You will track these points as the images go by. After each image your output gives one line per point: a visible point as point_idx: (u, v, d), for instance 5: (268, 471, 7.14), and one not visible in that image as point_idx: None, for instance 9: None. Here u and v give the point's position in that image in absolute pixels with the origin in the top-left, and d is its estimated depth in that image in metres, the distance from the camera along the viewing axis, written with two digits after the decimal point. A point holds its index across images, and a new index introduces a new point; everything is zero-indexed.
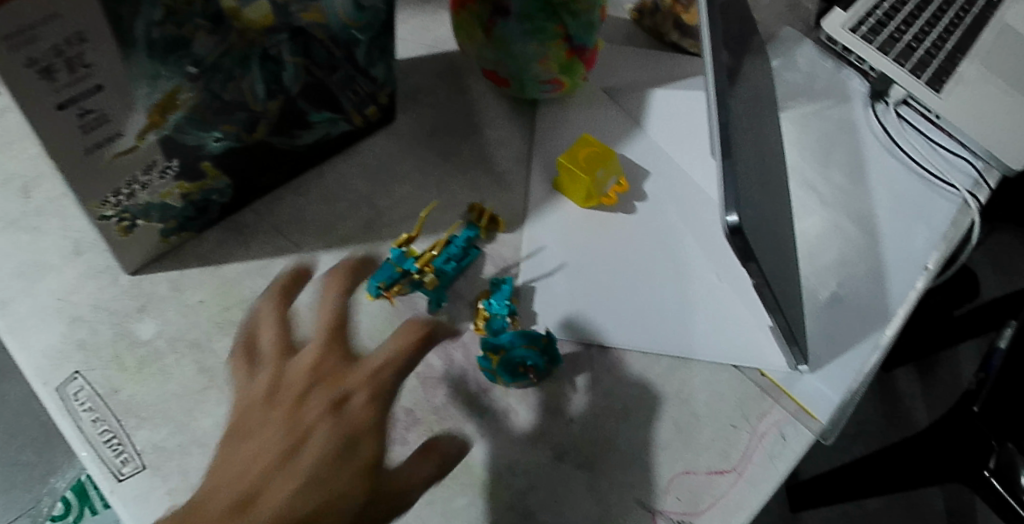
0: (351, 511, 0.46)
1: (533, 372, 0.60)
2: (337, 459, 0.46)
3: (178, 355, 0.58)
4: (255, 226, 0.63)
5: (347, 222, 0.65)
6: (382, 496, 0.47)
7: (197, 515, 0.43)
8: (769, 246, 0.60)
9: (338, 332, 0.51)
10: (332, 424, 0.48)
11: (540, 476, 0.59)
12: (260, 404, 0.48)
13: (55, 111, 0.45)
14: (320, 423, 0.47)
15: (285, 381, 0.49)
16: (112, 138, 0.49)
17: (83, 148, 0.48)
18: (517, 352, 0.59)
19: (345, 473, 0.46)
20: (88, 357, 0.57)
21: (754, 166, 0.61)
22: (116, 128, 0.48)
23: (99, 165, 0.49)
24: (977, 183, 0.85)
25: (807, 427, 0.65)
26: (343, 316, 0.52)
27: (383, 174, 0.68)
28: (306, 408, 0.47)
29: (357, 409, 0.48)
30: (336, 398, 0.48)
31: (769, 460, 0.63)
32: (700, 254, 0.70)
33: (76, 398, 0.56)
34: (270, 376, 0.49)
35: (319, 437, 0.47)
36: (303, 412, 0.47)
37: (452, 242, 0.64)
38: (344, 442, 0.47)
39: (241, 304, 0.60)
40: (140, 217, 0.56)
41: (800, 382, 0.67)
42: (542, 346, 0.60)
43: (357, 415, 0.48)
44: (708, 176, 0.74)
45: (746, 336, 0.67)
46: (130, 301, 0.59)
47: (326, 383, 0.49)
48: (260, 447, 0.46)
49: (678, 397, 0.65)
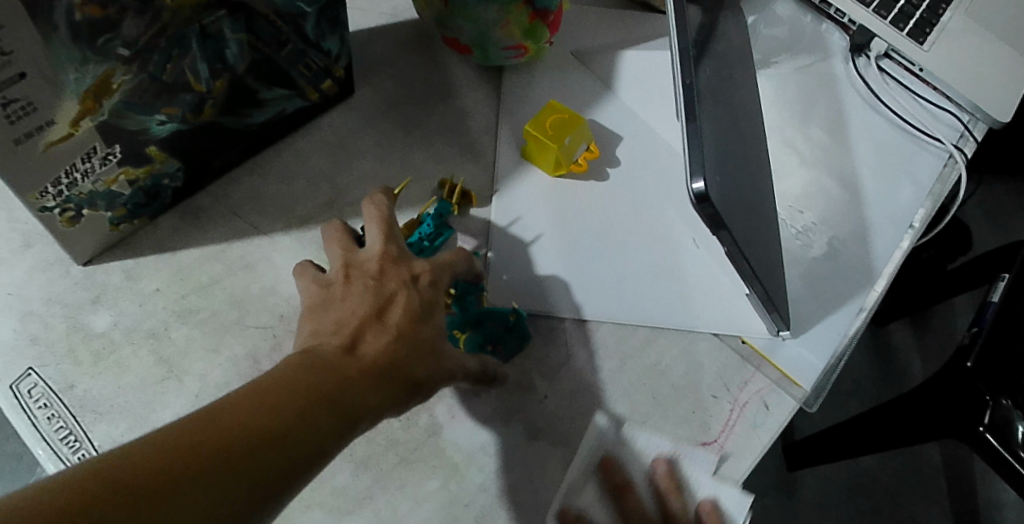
0: (418, 365, 0.49)
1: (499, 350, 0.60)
2: (416, 317, 0.50)
3: (134, 347, 0.56)
4: (211, 210, 0.61)
5: (307, 201, 0.63)
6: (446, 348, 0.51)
7: (265, 410, 0.42)
8: (742, 210, 0.58)
9: (394, 231, 0.54)
10: (414, 293, 0.51)
11: (514, 456, 0.58)
12: (332, 291, 0.52)
13: None
14: (426, 292, 0.52)
15: (358, 269, 0.52)
16: (44, 126, 0.47)
17: (13, 139, 0.46)
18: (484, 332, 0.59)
19: (417, 324, 0.50)
20: (41, 352, 0.55)
21: (725, 128, 0.59)
22: (47, 116, 0.47)
23: (33, 155, 0.48)
24: (963, 136, 0.83)
25: (790, 394, 0.64)
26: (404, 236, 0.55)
27: (344, 151, 0.65)
28: (388, 283, 0.51)
29: (424, 285, 0.52)
30: (412, 275, 0.52)
31: (751, 429, 0.62)
32: (677, 221, 0.68)
33: (29, 395, 0.54)
34: (342, 272, 0.52)
35: (373, 345, 0.48)
36: (400, 282, 0.51)
37: (422, 220, 0.62)
38: (419, 306, 0.51)
39: (199, 292, 0.58)
40: (85, 206, 0.54)
41: (782, 349, 0.65)
42: (511, 325, 0.60)
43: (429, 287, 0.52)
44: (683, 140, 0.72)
45: (724, 303, 0.66)
46: (82, 292, 0.57)
47: (394, 266, 0.52)
48: (350, 316, 0.49)
49: (657, 369, 0.63)
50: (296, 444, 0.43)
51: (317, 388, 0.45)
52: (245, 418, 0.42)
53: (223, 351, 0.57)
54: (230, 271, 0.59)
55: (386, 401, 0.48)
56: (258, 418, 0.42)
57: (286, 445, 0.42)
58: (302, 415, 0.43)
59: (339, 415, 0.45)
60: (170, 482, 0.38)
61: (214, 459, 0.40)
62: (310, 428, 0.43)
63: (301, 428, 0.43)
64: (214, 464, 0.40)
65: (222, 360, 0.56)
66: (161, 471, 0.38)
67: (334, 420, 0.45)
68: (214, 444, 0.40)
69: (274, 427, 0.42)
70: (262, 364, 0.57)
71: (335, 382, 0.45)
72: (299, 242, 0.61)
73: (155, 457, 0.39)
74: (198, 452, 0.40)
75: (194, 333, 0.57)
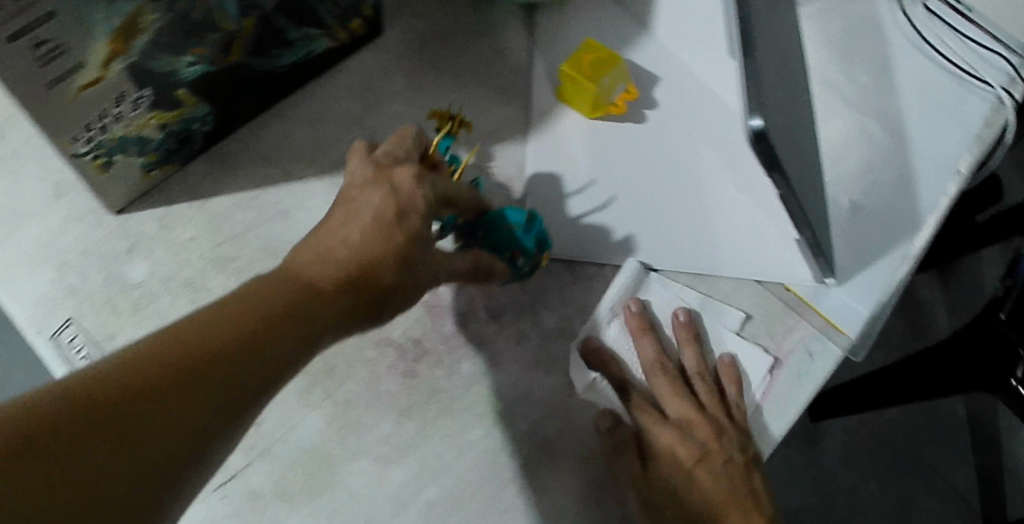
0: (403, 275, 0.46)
1: (527, 260, 0.57)
2: (393, 222, 0.46)
3: (172, 296, 0.55)
4: (242, 156, 0.60)
5: (339, 146, 0.61)
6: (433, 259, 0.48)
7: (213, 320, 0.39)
8: (794, 152, 0.56)
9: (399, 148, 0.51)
10: (393, 197, 0.47)
11: (557, 405, 0.57)
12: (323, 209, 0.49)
13: (6, 43, 0.42)
14: (414, 195, 0.47)
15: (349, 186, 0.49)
16: (75, 68, 0.45)
17: (44, 82, 0.45)
18: (498, 240, 0.55)
19: (405, 235, 0.46)
20: (81, 302, 0.55)
21: (776, 65, 0.56)
22: (78, 58, 0.45)
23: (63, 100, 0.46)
24: (1013, 79, 0.78)
25: (836, 343, 0.61)
26: (416, 137, 0.52)
27: (375, 94, 0.64)
28: (373, 194, 0.47)
29: (407, 191, 0.47)
30: (394, 183, 0.48)
31: (796, 378, 0.60)
32: (717, 164, 0.66)
33: (71, 346, 0.54)
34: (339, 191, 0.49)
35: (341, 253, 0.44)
36: (385, 190, 0.47)
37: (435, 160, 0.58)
38: (397, 209, 0.46)
39: (233, 239, 0.57)
40: (117, 152, 0.52)
41: (827, 296, 0.63)
42: (524, 225, 0.55)
43: (420, 190, 0.48)
44: (724, 80, 0.68)
45: (767, 249, 0.64)
46: (117, 242, 0.56)
47: (381, 173, 0.49)
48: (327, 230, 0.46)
49: (699, 316, 0.62)
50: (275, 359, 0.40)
51: (297, 301, 0.42)
52: (219, 331, 0.39)
53: None
54: (263, 217, 0.58)
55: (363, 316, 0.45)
56: (231, 330, 0.39)
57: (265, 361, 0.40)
58: (282, 327, 0.41)
59: (319, 329, 0.42)
60: (141, 403, 0.35)
61: (185, 377, 0.37)
62: (290, 343, 0.41)
63: (282, 345, 0.40)
64: (188, 377, 0.37)
65: None
66: (133, 388, 0.35)
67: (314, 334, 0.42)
68: (187, 360, 0.37)
69: (250, 341, 0.39)
70: None
71: (316, 299, 0.42)
72: (332, 188, 0.60)
73: (124, 379, 0.36)
74: (167, 369, 0.37)
75: (231, 282, 0.56)
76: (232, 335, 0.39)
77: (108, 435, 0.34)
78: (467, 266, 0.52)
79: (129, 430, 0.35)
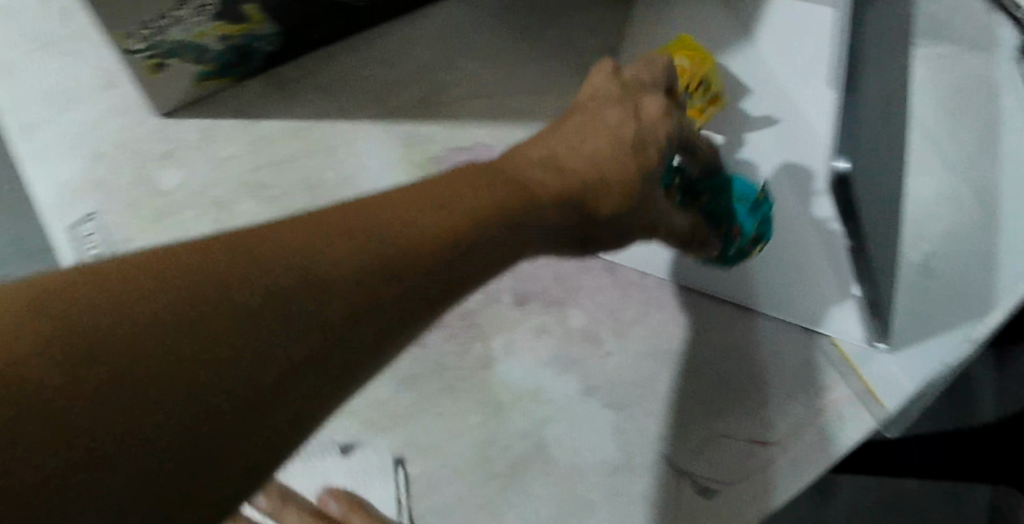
0: (609, 159, 0.41)
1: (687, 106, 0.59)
2: (623, 149, 0.42)
3: (197, 211, 0.53)
4: (301, 84, 0.58)
5: (402, 92, 0.59)
6: (642, 203, 0.42)
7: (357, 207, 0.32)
8: (876, 201, 0.51)
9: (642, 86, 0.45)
10: (632, 124, 0.43)
11: (562, 410, 0.54)
12: (583, 103, 0.44)
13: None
14: (655, 132, 0.43)
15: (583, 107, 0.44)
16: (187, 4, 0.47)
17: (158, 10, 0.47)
18: (739, 220, 0.55)
19: (633, 177, 0.41)
20: (104, 198, 0.53)
21: (879, 105, 0.51)
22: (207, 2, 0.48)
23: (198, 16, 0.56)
24: None
25: (873, 412, 0.54)
26: (667, 61, 0.48)
27: (448, 48, 0.61)
28: (614, 107, 0.44)
29: (647, 119, 0.43)
30: (637, 114, 0.44)
31: (836, 433, 0.53)
32: (788, 196, 0.60)
33: (85, 239, 0.52)
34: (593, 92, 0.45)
35: (598, 189, 0.40)
36: (632, 123, 0.43)
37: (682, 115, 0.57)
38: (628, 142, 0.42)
39: (273, 166, 0.55)
40: (173, 55, 0.51)
41: (874, 360, 0.56)
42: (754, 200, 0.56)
43: (657, 122, 0.44)
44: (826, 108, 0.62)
45: (823, 297, 0.57)
46: (156, 145, 0.55)
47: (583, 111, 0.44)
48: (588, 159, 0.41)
49: (733, 351, 0.56)
50: (412, 279, 0.31)
51: (487, 211, 0.35)
52: (373, 245, 0.31)
53: None
54: (309, 151, 0.56)
55: (579, 239, 0.41)
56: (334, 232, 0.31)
57: (392, 280, 0.31)
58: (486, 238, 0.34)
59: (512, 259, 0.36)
60: (212, 330, 0.27)
61: (293, 287, 0.28)
62: (473, 255, 0.34)
63: (477, 262, 0.34)
64: (275, 314, 0.28)
65: None
66: (187, 304, 0.27)
67: (489, 254, 0.35)
68: (294, 261, 0.29)
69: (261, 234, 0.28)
70: None
71: (511, 192, 0.37)
72: (385, 133, 0.57)
73: (174, 284, 0.27)
74: (281, 279, 0.28)
75: (260, 210, 0.54)
76: (438, 233, 0.33)
77: (182, 376, 0.26)
78: (687, 227, 0.49)
79: (168, 336, 0.26)
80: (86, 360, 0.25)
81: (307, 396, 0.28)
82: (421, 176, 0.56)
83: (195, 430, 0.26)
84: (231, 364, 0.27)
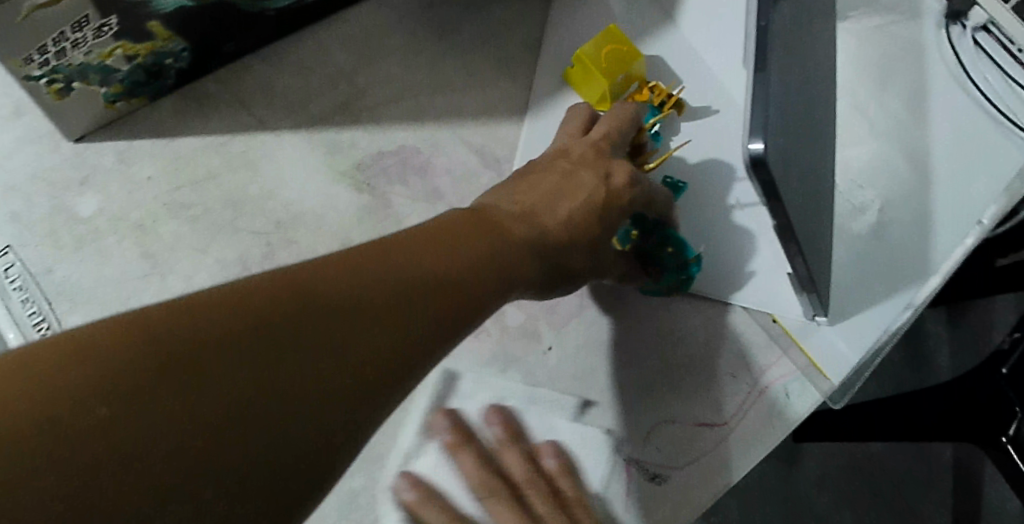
0: (588, 219, 0.48)
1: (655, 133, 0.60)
2: (600, 208, 0.49)
3: (118, 237, 0.52)
4: (217, 98, 0.56)
5: (323, 100, 0.58)
6: (585, 255, 0.48)
7: (365, 269, 0.36)
8: (800, 177, 0.51)
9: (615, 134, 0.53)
10: (607, 188, 0.50)
11: (506, 408, 0.54)
12: (560, 158, 0.52)
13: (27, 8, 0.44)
14: (620, 202, 0.50)
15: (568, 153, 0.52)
16: (81, 21, 0.46)
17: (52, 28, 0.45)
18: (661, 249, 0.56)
19: (596, 233, 0.48)
20: (21, 230, 0.52)
21: (795, 80, 0.51)
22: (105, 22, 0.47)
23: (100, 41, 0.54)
24: None
25: (817, 385, 0.57)
26: (625, 111, 0.54)
27: (367, 53, 0.60)
28: (590, 174, 0.50)
29: (618, 184, 0.50)
30: (608, 172, 0.50)
31: (789, 404, 0.56)
32: (717, 178, 0.61)
33: (4, 274, 0.51)
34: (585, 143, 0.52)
35: (576, 234, 0.48)
36: (603, 189, 0.49)
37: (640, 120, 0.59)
38: (607, 200, 0.49)
39: (194, 185, 0.54)
40: (76, 78, 0.50)
41: (813, 335, 0.58)
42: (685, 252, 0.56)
43: (623, 189, 0.50)
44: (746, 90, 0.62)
45: (759, 276, 0.59)
46: (70, 172, 0.53)
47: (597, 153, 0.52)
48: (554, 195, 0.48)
49: (677, 337, 0.58)
50: (406, 337, 0.35)
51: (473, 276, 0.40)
52: (383, 301, 0.35)
53: (213, 253, 0.53)
54: (229, 166, 0.55)
55: (552, 284, 0.47)
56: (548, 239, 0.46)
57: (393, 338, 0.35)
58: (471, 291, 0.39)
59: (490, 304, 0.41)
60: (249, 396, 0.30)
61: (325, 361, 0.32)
62: (462, 308, 0.38)
63: (462, 312, 0.39)
64: (296, 386, 0.32)
65: (210, 262, 0.52)
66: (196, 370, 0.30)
67: (478, 305, 0.40)
68: (311, 325, 0.33)
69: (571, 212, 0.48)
70: (251, 271, 0.52)
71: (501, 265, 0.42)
72: (308, 143, 0.57)
73: (225, 361, 0.30)
74: (306, 356, 0.32)
75: (183, 231, 0.53)
76: (444, 298, 0.38)
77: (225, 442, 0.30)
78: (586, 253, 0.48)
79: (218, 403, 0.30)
80: (125, 406, 0.28)
81: (325, 464, 0.32)
82: (349, 184, 0.56)
83: (227, 486, 0.29)
84: (257, 429, 0.30)
